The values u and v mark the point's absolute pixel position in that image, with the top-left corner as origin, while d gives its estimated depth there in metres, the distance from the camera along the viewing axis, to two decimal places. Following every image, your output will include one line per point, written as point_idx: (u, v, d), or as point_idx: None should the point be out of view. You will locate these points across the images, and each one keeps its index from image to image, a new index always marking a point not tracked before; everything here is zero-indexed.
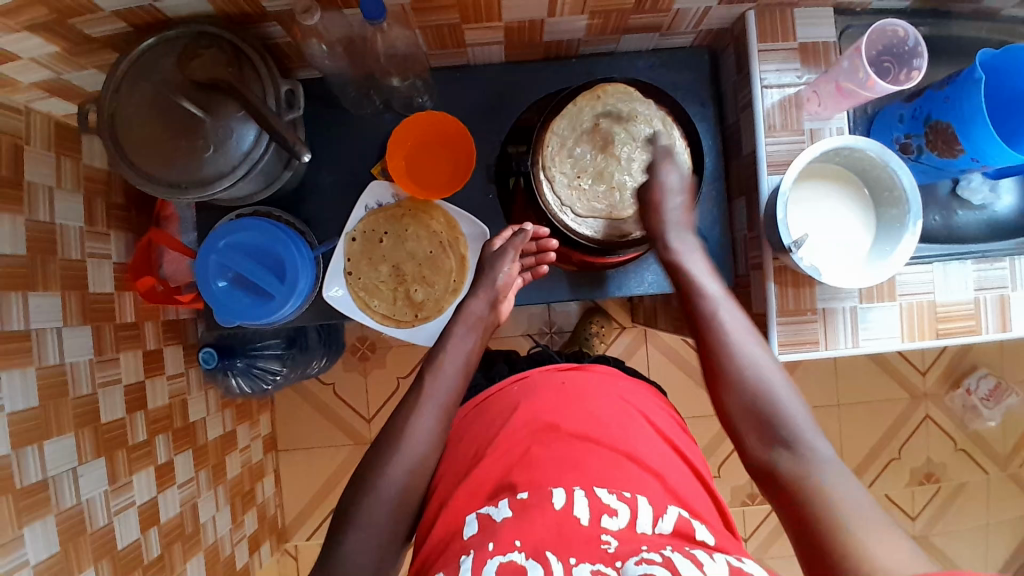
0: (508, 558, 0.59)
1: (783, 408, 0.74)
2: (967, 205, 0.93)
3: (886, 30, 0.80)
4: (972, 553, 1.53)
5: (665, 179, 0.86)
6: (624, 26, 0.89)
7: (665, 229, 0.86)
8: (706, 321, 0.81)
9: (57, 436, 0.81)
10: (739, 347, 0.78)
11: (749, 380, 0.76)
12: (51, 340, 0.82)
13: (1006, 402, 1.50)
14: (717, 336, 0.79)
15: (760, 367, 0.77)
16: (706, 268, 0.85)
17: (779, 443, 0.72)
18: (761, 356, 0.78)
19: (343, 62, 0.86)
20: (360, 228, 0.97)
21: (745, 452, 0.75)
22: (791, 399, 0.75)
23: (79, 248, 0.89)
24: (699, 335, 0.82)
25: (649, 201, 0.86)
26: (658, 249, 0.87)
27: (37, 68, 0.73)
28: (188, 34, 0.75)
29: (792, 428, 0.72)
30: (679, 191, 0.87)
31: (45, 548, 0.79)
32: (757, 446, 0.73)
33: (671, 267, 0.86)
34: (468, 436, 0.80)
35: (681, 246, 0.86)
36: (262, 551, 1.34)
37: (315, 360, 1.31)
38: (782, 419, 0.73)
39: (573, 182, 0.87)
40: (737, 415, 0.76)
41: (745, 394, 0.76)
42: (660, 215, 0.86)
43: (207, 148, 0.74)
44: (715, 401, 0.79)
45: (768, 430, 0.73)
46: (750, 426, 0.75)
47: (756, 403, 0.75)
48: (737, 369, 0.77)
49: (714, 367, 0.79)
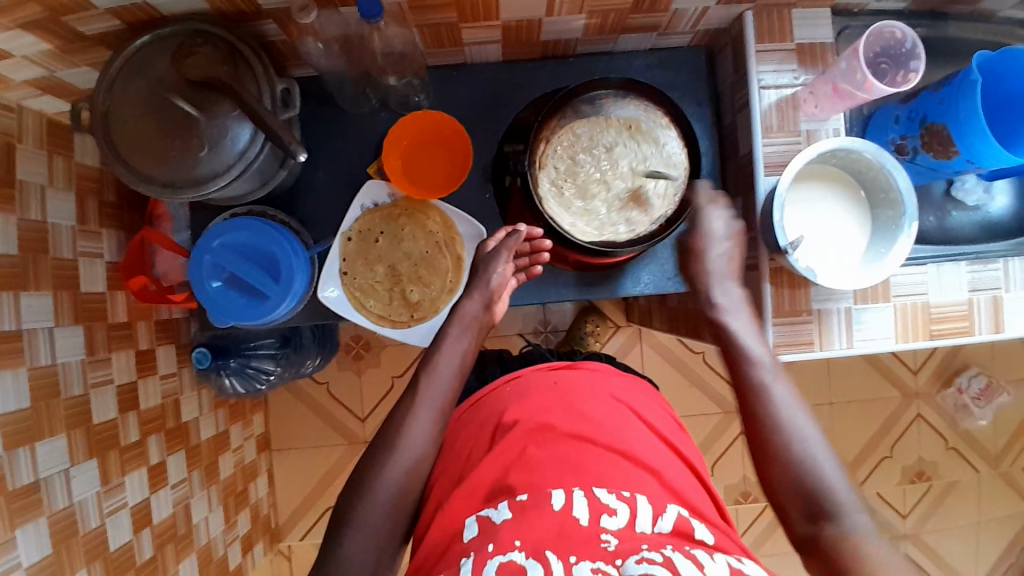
0: (508, 558, 0.59)
1: (831, 486, 0.73)
2: (961, 206, 0.94)
3: (884, 31, 0.80)
4: (961, 550, 1.54)
5: (712, 226, 0.89)
6: (622, 26, 0.88)
7: (707, 282, 0.88)
8: (752, 392, 0.80)
9: (49, 437, 0.81)
10: (789, 420, 0.77)
11: (796, 451, 0.75)
12: (43, 341, 0.81)
13: (997, 401, 1.51)
14: (764, 407, 0.79)
15: (809, 441, 0.76)
16: (751, 328, 0.85)
17: (827, 522, 0.71)
18: (807, 426, 0.77)
19: (339, 61, 0.85)
20: (356, 228, 0.96)
21: (790, 528, 0.74)
22: (840, 478, 0.74)
23: (71, 248, 0.88)
24: (744, 403, 0.81)
25: (694, 247, 0.89)
26: (699, 302, 0.88)
27: (29, 65, 0.72)
28: (182, 31, 0.74)
29: (840, 509, 0.72)
30: (724, 238, 0.89)
31: (38, 550, 0.78)
32: (804, 525, 0.73)
33: (714, 324, 0.86)
34: (463, 437, 0.79)
35: (724, 302, 0.86)
36: (256, 551, 1.34)
37: (309, 359, 1.30)
38: (831, 498, 0.72)
39: (565, 188, 0.89)
40: (783, 492, 0.75)
41: (794, 471, 0.75)
42: (702, 264, 0.89)
43: (202, 147, 0.73)
44: (759, 472, 0.78)
45: (814, 510, 0.72)
46: (798, 506, 0.74)
47: (804, 482, 0.74)
48: (784, 440, 0.76)
49: (759, 438, 0.78)
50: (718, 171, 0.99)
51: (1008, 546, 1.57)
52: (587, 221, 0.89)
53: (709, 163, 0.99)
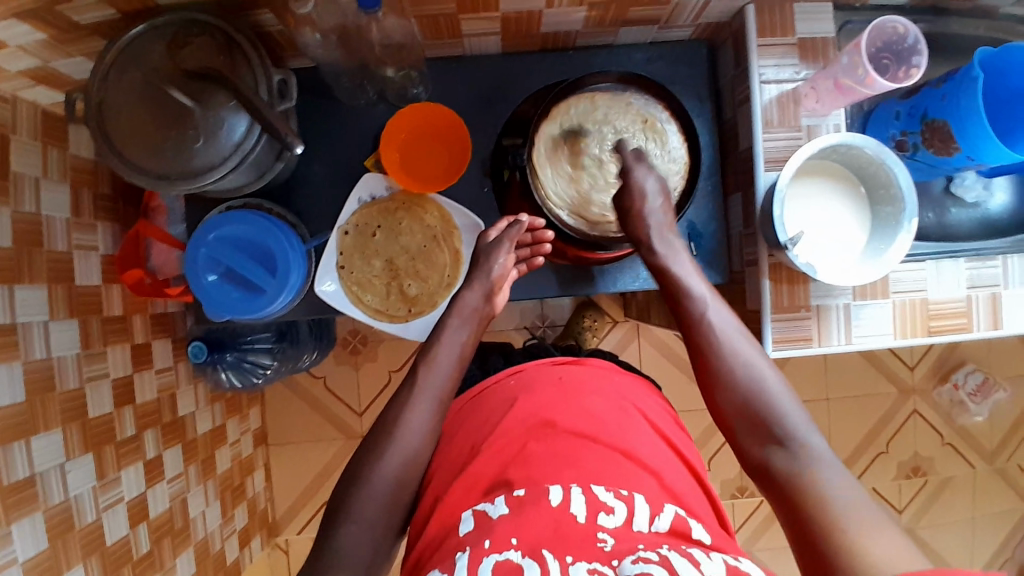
0: (505, 556, 0.58)
1: (776, 404, 0.74)
2: (961, 202, 0.94)
3: (886, 26, 0.80)
4: (956, 546, 1.55)
5: (644, 184, 0.86)
6: (623, 19, 0.88)
7: (648, 237, 0.87)
8: (696, 327, 0.82)
9: (45, 432, 0.80)
10: (734, 348, 0.78)
11: (740, 378, 0.76)
12: (38, 334, 0.80)
13: (993, 397, 1.52)
14: (709, 341, 0.80)
15: (752, 366, 0.77)
16: (693, 270, 0.86)
17: (773, 440, 0.72)
18: (752, 354, 0.78)
19: (337, 52, 0.84)
20: (353, 221, 0.96)
21: (743, 453, 0.74)
22: (786, 397, 0.75)
23: (65, 240, 0.87)
24: (691, 340, 0.82)
25: (628, 209, 0.86)
26: (643, 255, 0.88)
27: (23, 55, 0.71)
28: (179, 22, 0.73)
29: (786, 426, 0.72)
30: (658, 196, 0.86)
31: (33, 545, 0.77)
32: (753, 445, 0.73)
33: (657, 270, 0.87)
34: (462, 432, 0.79)
35: (667, 252, 0.87)
36: (252, 545, 1.34)
37: (305, 354, 1.30)
38: (776, 417, 0.73)
39: (560, 161, 0.88)
40: (733, 417, 0.76)
41: (738, 394, 0.76)
42: (644, 223, 0.86)
43: (197, 138, 0.73)
44: (709, 403, 0.79)
45: (761, 429, 0.73)
46: (749, 429, 0.74)
47: (750, 403, 0.75)
48: (727, 368, 0.77)
49: (707, 370, 0.79)
50: (718, 165, 0.99)
51: (1003, 542, 1.58)
52: (565, 197, 0.90)
53: (709, 158, 0.98)
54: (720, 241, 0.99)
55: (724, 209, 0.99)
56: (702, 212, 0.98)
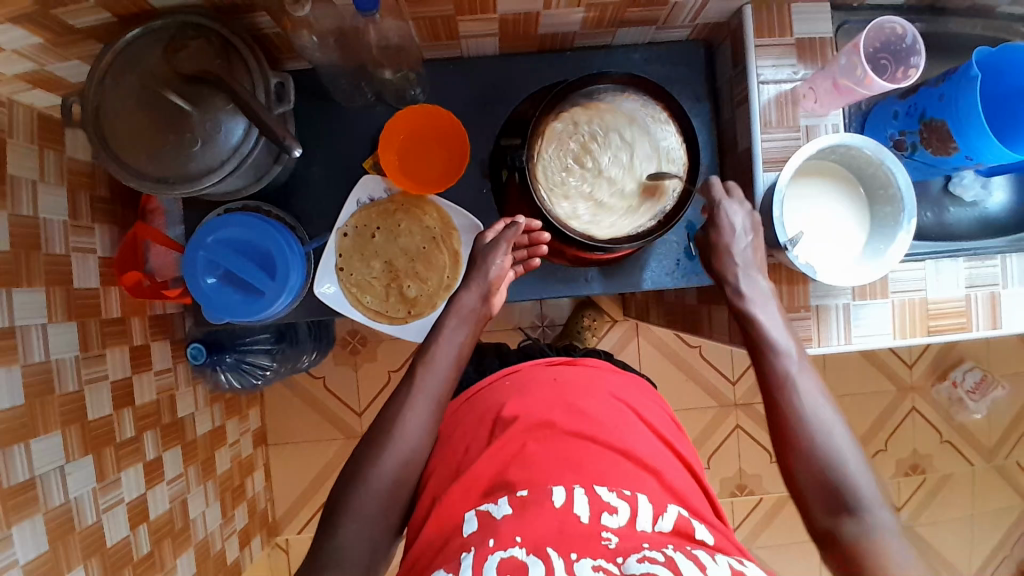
0: (510, 553, 0.59)
1: (855, 480, 0.68)
2: (959, 201, 0.94)
3: (884, 27, 0.80)
4: (954, 543, 1.56)
5: (733, 221, 0.83)
6: (621, 19, 0.88)
7: (734, 275, 0.82)
8: (774, 380, 0.75)
9: (44, 434, 0.80)
10: (814, 410, 0.72)
11: (819, 445, 0.70)
12: (36, 338, 0.80)
13: (992, 395, 1.53)
14: (791, 399, 0.73)
15: (834, 434, 0.71)
16: (777, 317, 0.80)
17: (848, 518, 0.67)
18: (831, 418, 0.72)
19: (334, 54, 0.84)
20: (352, 223, 0.96)
21: (809, 520, 0.70)
22: (864, 471, 0.69)
23: (63, 243, 0.87)
24: (767, 390, 0.76)
25: (714, 243, 0.84)
26: (726, 294, 0.82)
27: (20, 59, 0.71)
28: (175, 24, 0.73)
29: (865, 506, 0.67)
30: (746, 232, 0.83)
31: (34, 547, 0.77)
32: (824, 520, 0.68)
33: (739, 314, 0.81)
34: (459, 433, 0.79)
35: (752, 293, 0.81)
36: (253, 545, 1.34)
37: (305, 354, 1.30)
38: (855, 493, 0.68)
39: (565, 141, 0.89)
40: (805, 484, 0.70)
41: (815, 462, 0.70)
42: (728, 259, 0.83)
43: (195, 142, 0.73)
44: (780, 461, 0.73)
45: (833, 499, 0.68)
46: (820, 500, 0.69)
47: (828, 475, 0.69)
48: (806, 433, 0.71)
49: (783, 428, 0.73)
50: (716, 165, 0.99)
51: (1002, 538, 1.58)
52: (556, 181, 0.89)
53: (707, 158, 0.98)
54: None
55: None
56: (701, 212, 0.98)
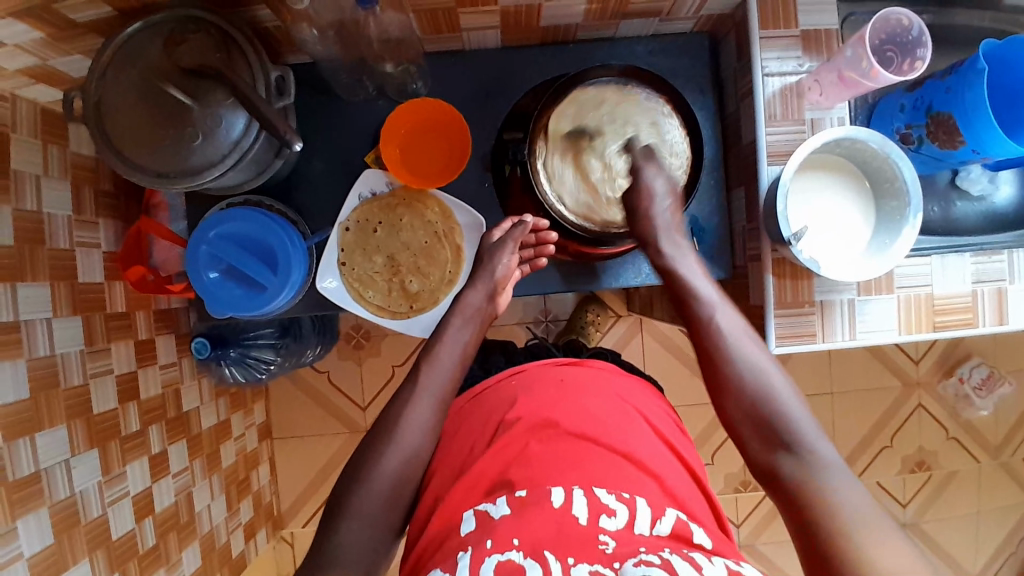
0: (507, 556, 0.58)
1: (785, 410, 0.76)
2: (966, 195, 0.93)
3: (890, 18, 0.79)
4: (960, 540, 1.55)
5: (653, 184, 0.86)
6: (624, 11, 0.87)
7: (655, 236, 0.86)
8: (703, 328, 0.81)
9: (49, 428, 0.81)
10: (742, 354, 0.79)
11: (750, 383, 0.77)
12: (41, 332, 0.81)
13: (999, 391, 1.51)
14: (719, 347, 0.80)
15: (762, 372, 0.77)
16: (699, 271, 0.86)
17: (780, 444, 0.74)
18: (760, 358, 0.79)
19: (335, 47, 0.84)
20: (354, 217, 0.96)
21: (748, 452, 0.77)
22: (793, 402, 0.76)
23: (67, 237, 0.87)
24: (698, 341, 0.82)
25: (636, 209, 0.86)
26: (650, 253, 0.87)
27: (23, 54, 0.71)
28: (175, 18, 0.73)
29: (794, 430, 0.74)
30: (666, 196, 0.86)
31: (39, 540, 0.78)
32: (760, 450, 0.75)
33: (664, 271, 0.87)
34: (463, 430, 0.79)
35: (675, 253, 0.86)
36: (258, 539, 1.35)
37: (309, 349, 1.31)
38: (785, 422, 0.75)
39: (568, 127, 0.87)
40: (741, 422, 0.77)
41: (747, 401, 0.77)
42: (653, 223, 0.86)
43: (195, 136, 0.73)
44: (717, 406, 0.80)
45: (767, 429, 0.75)
46: (755, 433, 0.76)
47: (761, 410, 0.76)
48: (737, 374, 0.78)
49: (714, 374, 0.80)
50: (720, 159, 0.98)
51: (1009, 536, 1.57)
52: (563, 175, 0.88)
53: (711, 152, 0.98)
54: (723, 236, 0.98)
55: (726, 204, 0.98)
56: (705, 206, 0.98)
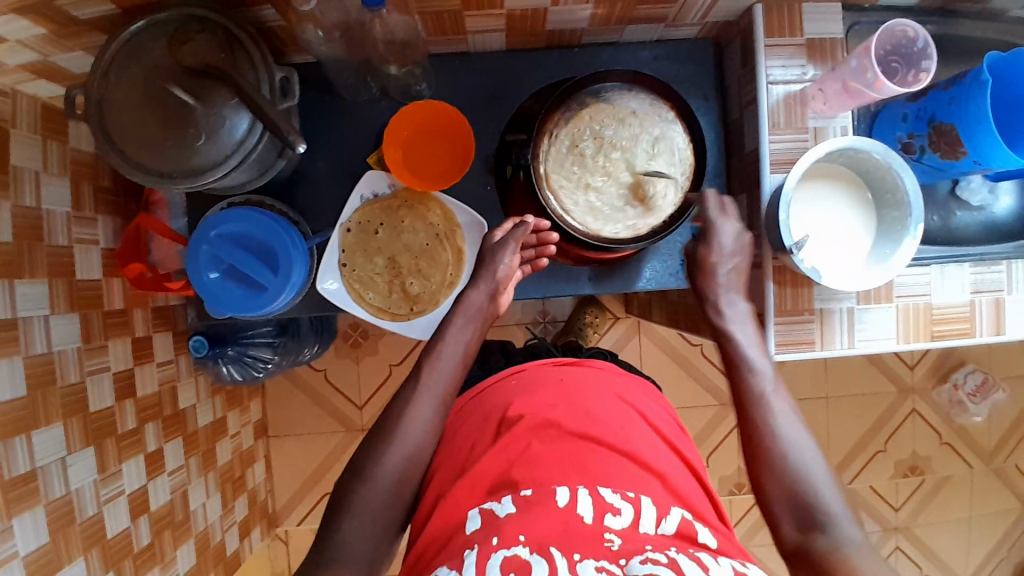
0: (513, 551, 0.58)
1: (822, 492, 0.72)
2: (966, 205, 0.94)
3: (896, 30, 0.79)
4: (949, 544, 1.57)
5: (722, 239, 0.88)
6: (630, 16, 0.87)
7: (716, 293, 0.88)
8: (752, 398, 0.80)
9: (46, 426, 0.80)
10: (785, 430, 0.76)
11: (791, 461, 0.74)
12: (38, 328, 0.80)
13: (993, 398, 1.53)
14: (764, 418, 0.77)
15: (804, 452, 0.75)
16: (754, 341, 0.84)
17: (817, 529, 0.70)
18: (804, 440, 0.76)
19: (339, 48, 0.83)
20: (355, 219, 0.95)
21: (779, 535, 0.73)
22: (831, 485, 0.73)
23: (66, 234, 0.86)
24: (740, 409, 0.80)
25: (703, 262, 0.88)
26: (707, 311, 0.88)
27: (23, 49, 0.70)
28: (180, 17, 0.72)
29: (833, 519, 0.70)
30: (732, 253, 0.88)
31: (35, 538, 0.78)
32: (794, 531, 0.71)
33: (718, 333, 0.86)
34: (465, 430, 0.79)
35: (732, 315, 0.86)
36: (253, 536, 1.34)
37: (307, 347, 1.30)
38: (821, 504, 0.72)
39: (585, 133, 0.89)
40: (776, 502, 0.73)
41: (785, 477, 0.74)
42: (712, 281, 0.88)
43: (198, 136, 0.72)
44: (751, 477, 0.76)
45: (805, 510, 0.72)
46: (788, 511, 0.72)
47: (797, 487, 0.73)
48: (780, 451, 0.75)
49: (753, 445, 0.77)
50: (723, 166, 0.98)
51: (998, 541, 1.59)
52: (565, 181, 0.88)
53: (714, 158, 0.98)
54: None
55: None
56: None
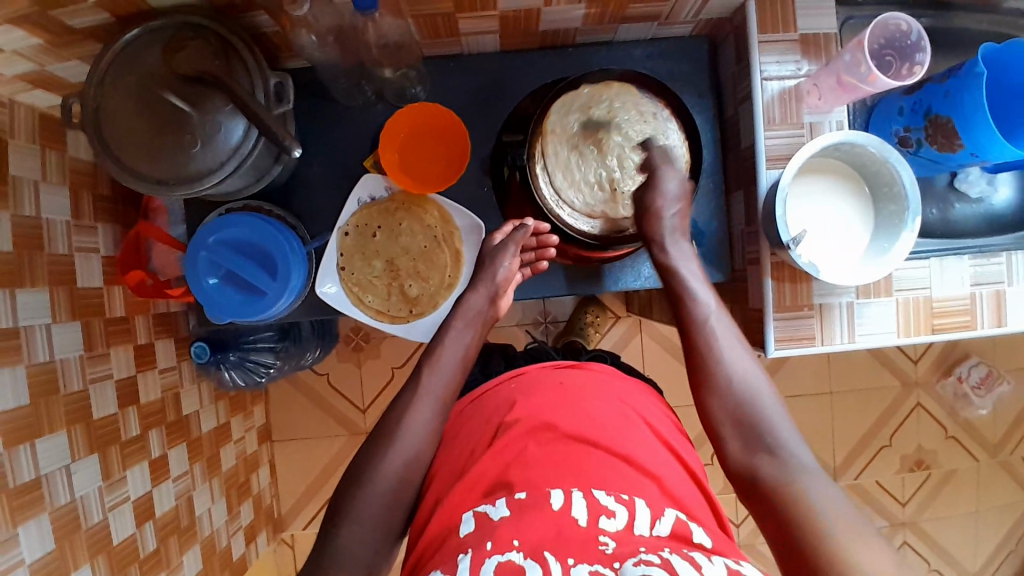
0: (507, 557, 0.59)
1: (766, 414, 0.75)
2: (965, 198, 0.93)
3: (889, 23, 0.79)
4: (957, 538, 1.56)
5: (669, 187, 0.85)
6: (623, 15, 0.87)
7: (661, 236, 0.86)
8: (697, 328, 0.81)
9: (49, 434, 0.81)
10: (732, 357, 0.78)
11: (737, 387, 0.77)
12: (40, 337, 0.81)
13: (997, 390, 1.52)
14: (710, 347, 0.79)
15: (749, 377, 0.77)
16: (699, 275, 0.85)
17: (761, 450, 0.73)
18: (749, 366, 0.78)
19: (333, 52, 0.83)
20: (353, 222, 0.96)
21: (726, 458, 0.75)
22: (774, 408, 0.76)
23: (66, 243, 0.87)
24: (686, 340, 0.82)
25: (647, 208, 0.85)
26: (653, 252, 0.86)
27: (19, 60, 0.71)
28: (174, 24, 0.73)
29: (778, 440, 0.73)
30: (678, 195, 0.86)
31: (40, 546, 0.78)
32: (739, 451, 0.74)
33: (664, 269, 0.86)
34: (462, 435, 0.79)
35: (678, 253, 0.85)
36: (258, 541, 1.35)
37: (309, 352, 1.30)
38: (765, 425, 0.74)
39: (602, 104, 0.88)
40: (722, 423, 0.76)
41: (731, 402, 0.76)
42: (660, 223, 0.85)
43: (195, 143, 0.72)
44: (698, 406, 0.79)
45: (750, 432, 0.74)
46: (733, 434, 0.75)
47: (742, 410, 0.76)
48: (726, 378, 0.77)
49: (700, 374, 0.79)
50: (720, 163, 0.98)
51: (1007, 535, 1.58)
52: (560, 165, 0.88)
53: (710, 155, 0.98)
54: (721, 239, 0.98)
55: (725, 207, 0.98)
56: (703, 209, 0.98)
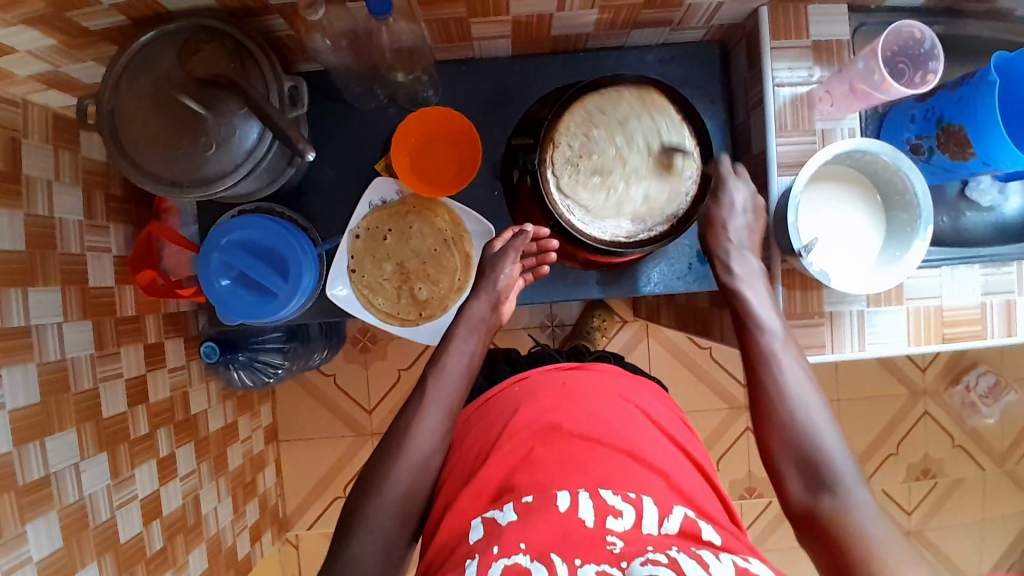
0: (514, 560, 0.58)
1: (830, 452, 0.70)
2: (976, 206, 0.93)
3: (903, 31, 0.79)
4: (964, 548, 1.55)
5: (734, 199, 0.86)
6: (635, 21, 0.87)
7: (725, 250, 0.85)
8: (761, 357, 0.78)
9: (59, 432, 0.81)
10: (794, 387, 0.74)
11: (799, 422, 0.72)
12: (51, 335, 0.81)
13: (1005, 399, 1.51)
14: (771, 374, 0.76)
15: (815, 413, 0.73)
16: (765, 296, 0.83)
17: (825, 491, 0.68)
18: (814, 399, 0.74)
19: (347, 56, 0.83)
20: (364, 225, 0.96)
21: (785, 495, 0.71)
22: (839, 445, 0.71)
23: (78, 242, 0.87)
24: (750, 370, 0.78)
25: (710, 219, 0.87)
26: (716, 268, 0.86)
27: (34, 60, 0.71)
28: (189, 27, 0.73)
29: (839, 475, 0.68)
30: (745, 212, 0.86)
31: (48, 544, 0.78)
32: (802, 490, 0.69)
33: (728, 290, 0.84)
34: (470, 439, 0.79)
35: (742, 271, 0.84)
36: (264, 541, 1.35)
37: (317, 352, 1.31)
38: (829, 462, 0.69)
39: (643, 117, 0.88)
40: (782, 458, 0.72)
41: (793, 436, 0.72)
42: (723, 235, 0.85)
43: (209, 146, 0.73)
44: (758, 440, 0.75)
45: (813, 470, 0.69)
46: (795, 470, 0.71)
47: (804, 445, 0.71)
48: (787, 411, 0.73)
49: (761, 406, 0.75)
50: None
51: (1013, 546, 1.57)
52: (573, 146, 0.88)
53: None
54: None
55: None
56: None
